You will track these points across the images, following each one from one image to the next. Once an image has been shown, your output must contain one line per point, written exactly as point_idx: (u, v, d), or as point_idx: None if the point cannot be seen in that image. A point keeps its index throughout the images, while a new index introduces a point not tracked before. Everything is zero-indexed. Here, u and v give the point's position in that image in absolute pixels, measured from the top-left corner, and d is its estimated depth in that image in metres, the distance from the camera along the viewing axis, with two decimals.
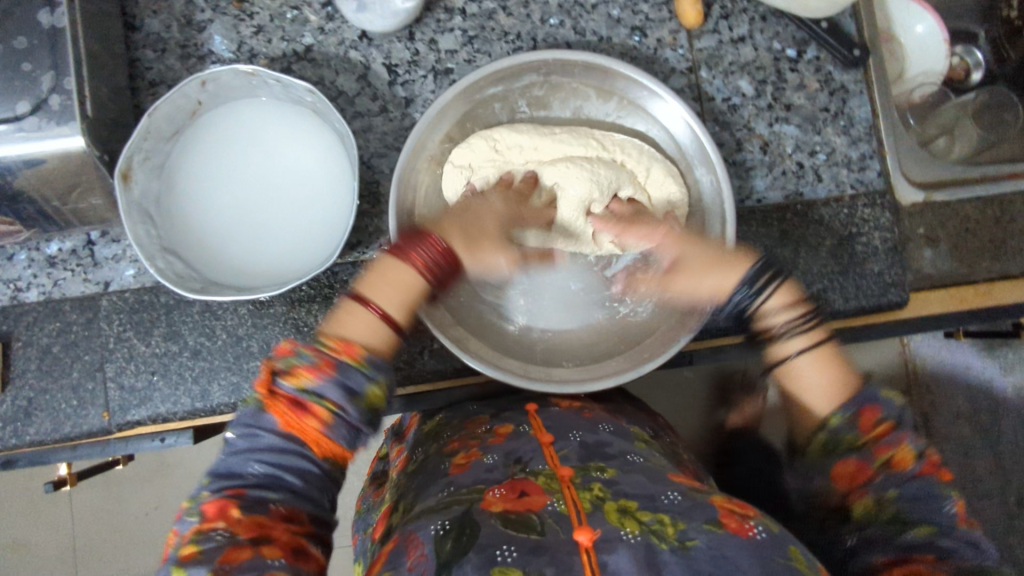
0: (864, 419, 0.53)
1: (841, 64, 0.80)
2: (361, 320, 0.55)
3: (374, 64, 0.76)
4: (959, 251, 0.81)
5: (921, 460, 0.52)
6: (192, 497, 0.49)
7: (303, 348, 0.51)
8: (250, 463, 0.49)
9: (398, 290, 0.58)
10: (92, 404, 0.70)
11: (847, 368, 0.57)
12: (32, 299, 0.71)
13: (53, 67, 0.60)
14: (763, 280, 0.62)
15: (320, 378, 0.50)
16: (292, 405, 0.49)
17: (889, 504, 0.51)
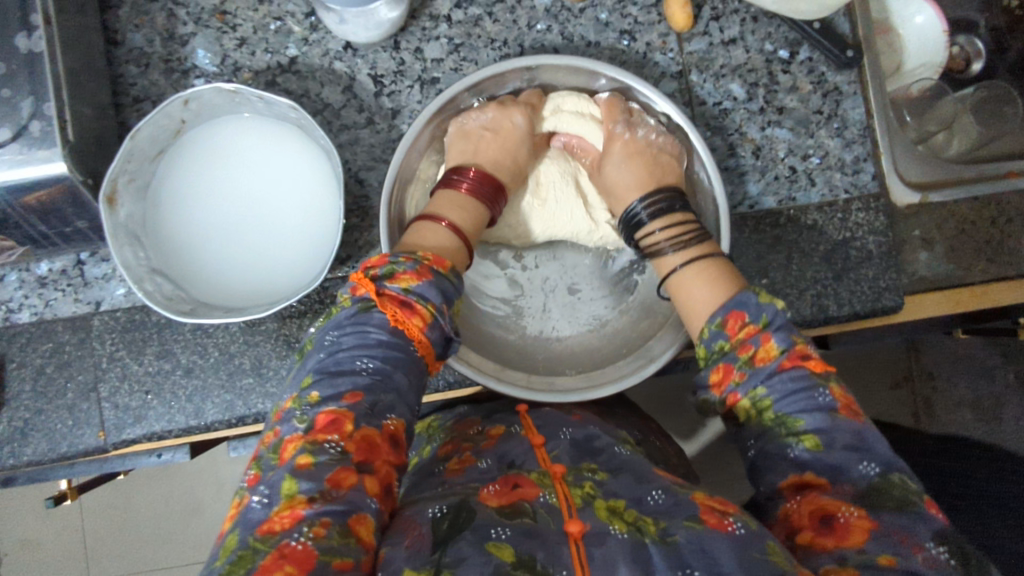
0: (730, 325, 0.58)
1: (834, 65, 0.79)
2: (435, 232, 0.62)
3: (360, 74, 0.75)
4: (955, 252, 0.80)
5: (786, 355, 0.55)
6: (299, 400, 0.49)
7: (400, 258, 0.56)
8: (362, 360, 0.51)
9: (458, 208, 0.65)
10: (87, 423, 0.70)
11: (727, 279, 0.62)
12: (24, 320, 0.71)
13: (32, 93, 0.59)
14: (652, 199, 0.68)
15: (422, 281, 0.55)
16: (399, 303, 0.53)
17: (766, 404, 0.54)
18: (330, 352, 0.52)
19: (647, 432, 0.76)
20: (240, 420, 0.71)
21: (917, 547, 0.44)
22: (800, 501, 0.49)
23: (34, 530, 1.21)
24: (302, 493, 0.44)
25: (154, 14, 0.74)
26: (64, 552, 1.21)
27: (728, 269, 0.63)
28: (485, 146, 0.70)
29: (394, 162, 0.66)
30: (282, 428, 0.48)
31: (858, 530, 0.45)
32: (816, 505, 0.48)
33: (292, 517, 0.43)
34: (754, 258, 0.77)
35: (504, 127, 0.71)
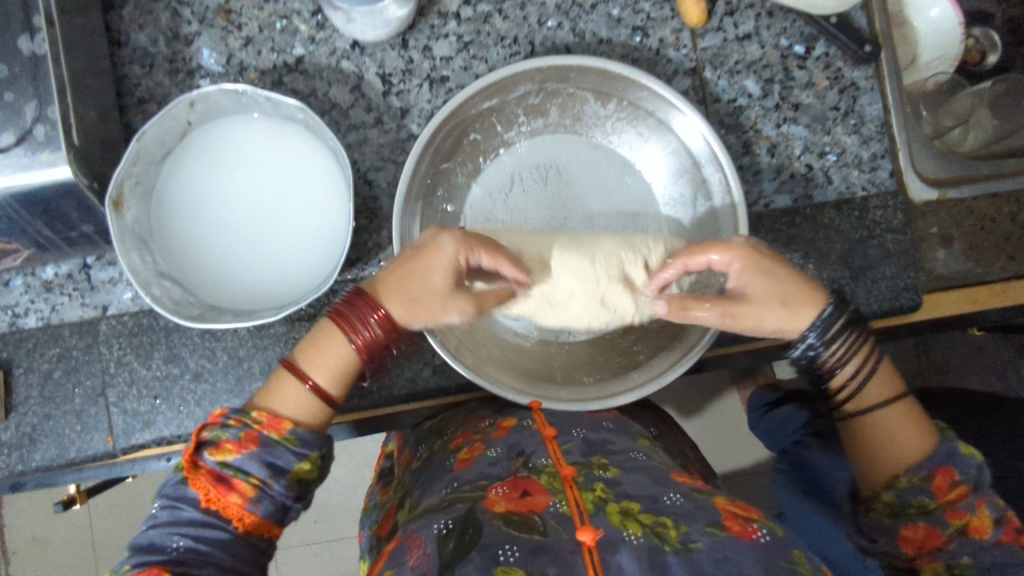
0: (939, 482, 0.57)
1: (852, 60, 0.77)
2: (296, 393, 0.57)
3: (368, 74, 0.74)
4: (973, 250, 0.79)
5: (1000, 527, 0.56)
6: (115, 573, 0.49)
7: (229, 421, 0.54)
8: (174, 537, 0.50)
9: (331, 358, 0.58)
10: (96, 429, 0.69)
11: (914, 423, 0.60)
12: (30, 325, 0.70)
13: (36, 96, 0.58)
14: (835, 329, 0.61)
15: (244, 453, 0.52)
16: (214, 481, 0.51)
17: (965, 571, 0.56)
18: (147, 526, 0.52)
19: (662, 425, 0.77)
20: None
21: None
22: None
23: (44, 529, 1.21)
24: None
25: (158, 14, 0.73)
26: (73, 552, 1.20)
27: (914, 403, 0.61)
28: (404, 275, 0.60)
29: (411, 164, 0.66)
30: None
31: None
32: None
33: None
34: None
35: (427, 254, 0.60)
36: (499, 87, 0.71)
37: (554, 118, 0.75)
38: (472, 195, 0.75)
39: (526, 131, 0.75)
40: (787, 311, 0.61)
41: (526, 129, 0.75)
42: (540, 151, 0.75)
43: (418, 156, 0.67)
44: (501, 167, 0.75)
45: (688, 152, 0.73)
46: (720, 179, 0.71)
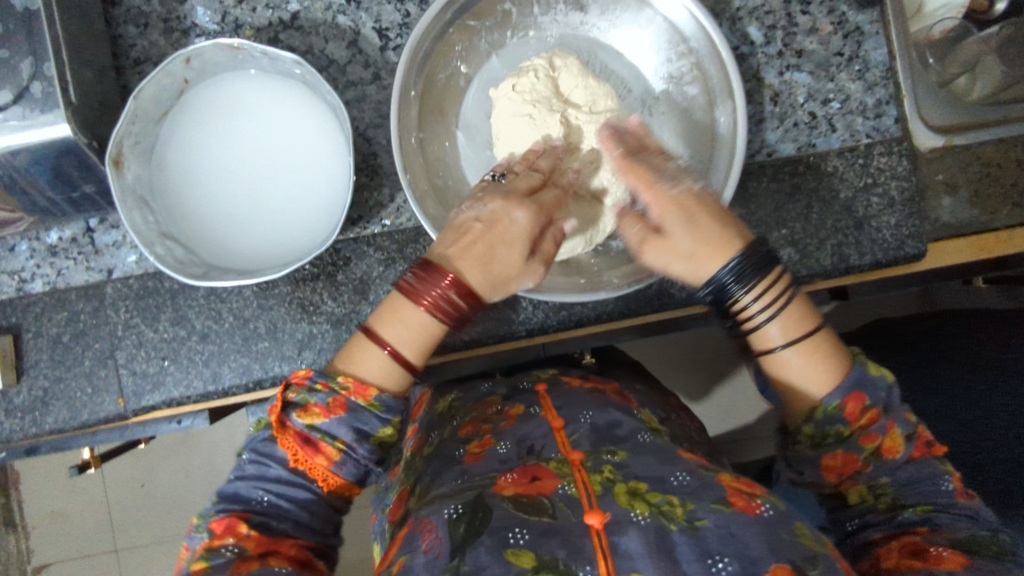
0: (851, 409, 0.58)
1: (856, 4, 0.76)
2: (375, 357, 0.58)
3: (365, 28, 0.73)
4: (980, 197, 0.78)
5: (910, 445, 0.58)
6: (202, 516, 0.56)
7: (318, 385, 0.56)
8: (258, 491, 0.56)
9: (413, 332, 0.59)
10: (107, 391, 0.70)
11: (829, 360, 0.59)
12: (37, 290, 0.71)
13: (32, 54, 0.57)
14: (754, 273, 0.59)
15: (330, 417, 0.56)
16: (302, 442, 0.55)
17: (885, 490, 0.57)
18: (235, 477, 0.57)
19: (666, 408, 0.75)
20: (258, 384, 0.71)
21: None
22: (892, 544, 0.54)
23: (60, 501, 1.23)
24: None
25: None
26: (90, 518, 1.23)
27: (824, 336, 0.60)
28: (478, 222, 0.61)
29: (418, 25, 0.65)
30: (190, 542, 0.55)
31: (950, 561, 0.50)
32: (911, 545, 0.53)
33: None
34: (772, 208, 0.75)
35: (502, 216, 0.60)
36: None
37: (593, 16, 0.75)
38: (491, 65, 0.75)
39: (562, 20, 0.75)
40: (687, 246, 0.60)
41: (563, 17, 0.75)
42: (572, 44, 0.75)
43: (417, 39, 0.66)
44: (526, 47, 0.75)
45: (676, 29, 0.71)
46: (718, 70, 0.69)
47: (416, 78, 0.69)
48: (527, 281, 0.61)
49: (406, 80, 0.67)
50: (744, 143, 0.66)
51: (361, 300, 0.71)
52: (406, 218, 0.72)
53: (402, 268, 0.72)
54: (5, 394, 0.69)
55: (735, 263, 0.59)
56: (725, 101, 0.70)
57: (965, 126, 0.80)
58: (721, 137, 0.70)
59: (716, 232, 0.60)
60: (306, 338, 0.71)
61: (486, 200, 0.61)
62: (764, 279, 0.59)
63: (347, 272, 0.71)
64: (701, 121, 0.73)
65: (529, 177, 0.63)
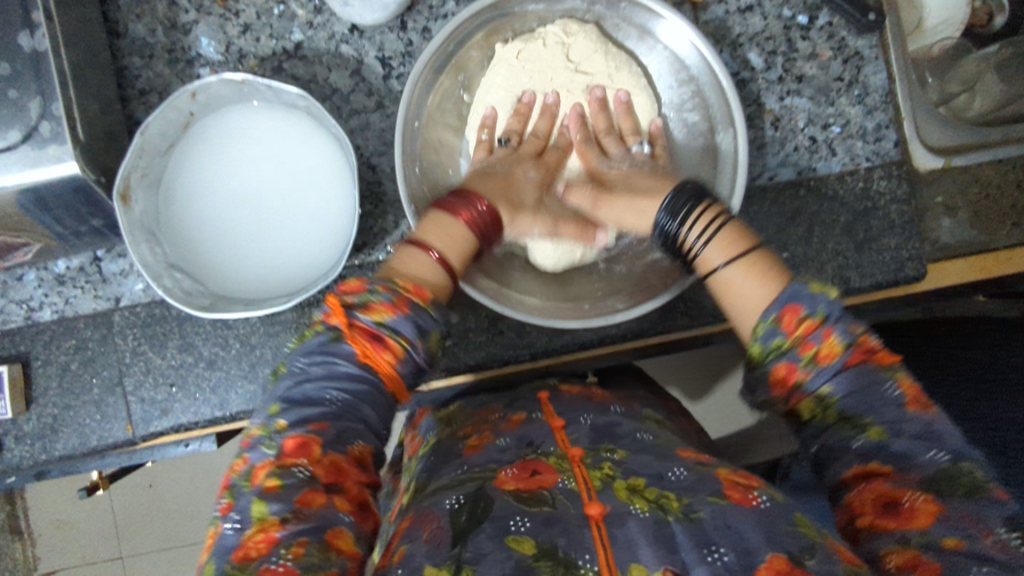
0: (787, 320, 0.52)
1: (855, 29, 0.77)
2: (423, 263, 0.57)
3: (367, 57, 0.74)
4: (979, 218, 0.78)
5: (849, 350, 0.51)
6: (265, 426, 0.49)
7: (376, 286, 0.53)
8: (330, 392, 0.50)
9: (453, 238, 0.59)
10: (116, 418, 0.71)
11: (771, 274, 0.55)
12: (46, 318, 0.72)
13: (40, 93, 0.58)
14: (684, 207, 0.59)
15: (397, 314, 0.52)
16: (369, 337, 0.51)
17: (831, 401, 0.51)
18: (297, 379, 0.51)
19: (671, 413, 0.75)
20: None
21: (987, 531, 0.43)
22: (862, 485, 0.47)
23: (69, 508, 1.24)
24: (274, 515, 0.44)
25: (155, 3, 0.73)
26: (97, 525, 1.24)
27: (764, 255, 0.57)
28: (489, 184, 0.64)
29: (418, 66, 0.66)
30: (251, 454, 0.48)
31: (923, 514, 0.44)
32: (880, 491, 0.46)
33: (265, 540, 0.43)
34: (773, 232, 0.76)
35: (515, 177, 0.66)
36: None
37: None
38: None
39: None
40: (637, 198, 0.63)
41: None
42: None
43: (420, 72, 0.66)
44: None
45: (678, 59, 0.72)
46: (719, 98, 0.70)
47: (419, 109, 0.69)
48: (538, 228, 0.65)
49: (410, 115, 0.67)
50: (745, 173, 0.66)
51: None
52: None
53: None
54: (15, 421, 0.70)
55: (671, 198, 0.60)
56: (726, 128, 0.70)
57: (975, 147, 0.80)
58: (722, 163, 0.70)
59: (651, 183, 0.64)
60: None
61: (494, 163, 0.67)
62: (697, 210, 0.59)
63: None
64: (705, 148, 0.73)
65: (533, 142, 0.70)
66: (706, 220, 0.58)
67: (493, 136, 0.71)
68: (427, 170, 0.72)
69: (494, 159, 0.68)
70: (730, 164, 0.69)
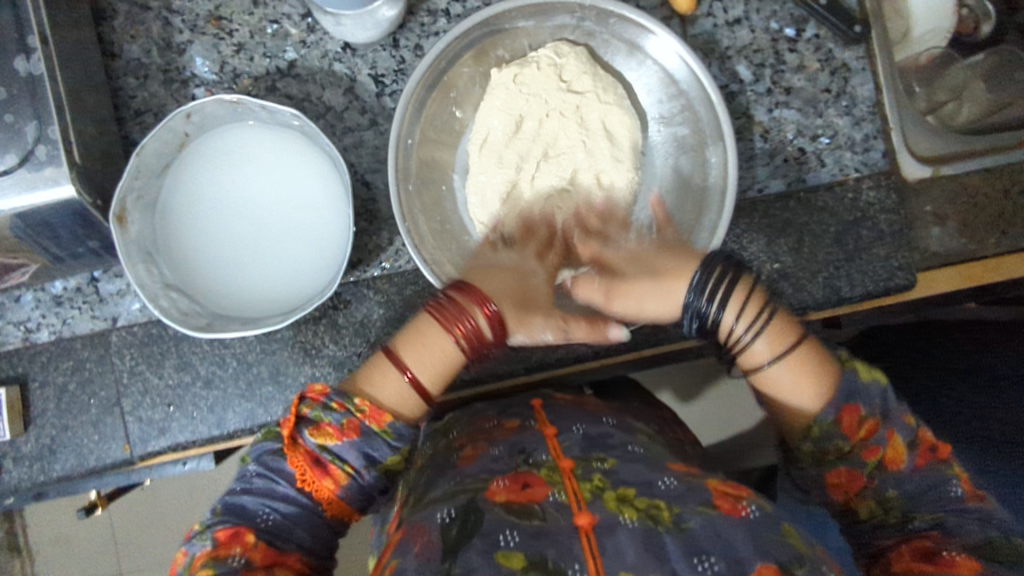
0: (848, 422, 0.59)
1: (842, 41, 0.78)
2: (394, 385, 0.60)
3: (360, 75, 0.74)
4: (967, 227, 0.79)
5: (914, 451, 0.58)
6: (204, 523, 0.55)
7: (333, 401, 0.58)
8: (265, 509, 0.55)
9: (434, 356, 0.62)
10: (113, 438, 0.71)
11: (818, 372, 0.61)
12: (43, 339, 0.72)
13: (35, 118, 0.59)
14: (710, 285, 0.62)
15: (343, 440, 0.57)
16: (313, 463, 0.56)
17: (893, 504, 0.57)
18: (240, 490, 0.57)
19: (665, 424, 0.75)
20: (263, 428, 0.72)
21: None
22: (902, 547, 0.54)
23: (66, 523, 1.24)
24: None
25: (149, 24, 0.73)
26: (95, 539, 1.24)
27: (814, 351, 0.61)
28: (496, 283, 0.65)
29: (409, 85, 0.67)
30: (188, 548, 0.54)
31: (964, 568, 0.50)
32: (920, 548, 0.53)
33: None
34: (764, 243, 0.77)
35: (525, 275, 0.68)
36: (537, 9, 0.71)
37: None
38: None
39: None
40: (661, 279, 0.65)
41: None
42: None
43: (413, 87, 0.68)
44: None
45: (668, 74, 0.73)
46: (708, 113, 0.71)
47: (412, 128, 0.71)
48: (549, 331, 0.65)
49: (402, 133, 0.69)
50: (733, 189, 0.67)
51: (362, 343, 0.72)
52: (405, 261, 0.74)
53: (402, 312, 0.73)
54: (13, 442, 0.71)
55: (696, 277, 0.63)
56: (716, 142, 0.71)
57: (970, 155, 0.81)
58: (713, 175, 0.72)
59: (673, 264, 0.65)
60: (309, 381, 0.72)
61: (502, 257, 0.69)
62: (728, 293, 0.61)
63: (347, 314, 0.72)
64: (695, 164, 0.74)
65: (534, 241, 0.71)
66: (750, 313, 0.62)
67: (501, 235, 0.72)
68: (422, 187, 0.74)
69: (503, 257, 0.69)
70: (722, 183, 0.70)
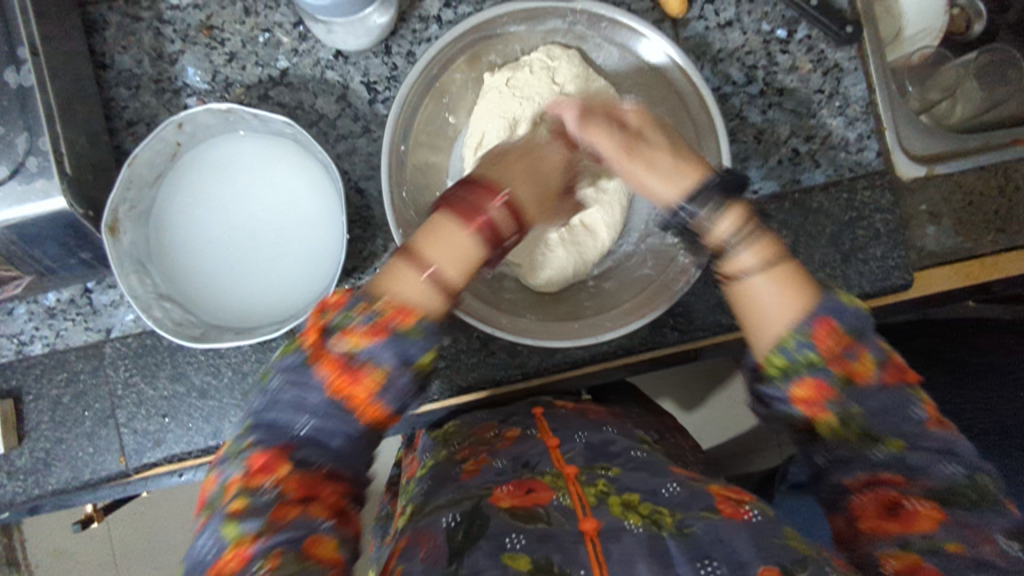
0: (820, 333, 0.50)
1: (833, 42, 0.78)
2: (415, 281, 0.51)
3: (352, 82, 0.74)
4: (963, 225, 0.79)
5: (883, 368, 0.51)
6: (234, 443, 0.48)
7: (354, 307, 0.49)
8: (299, 416, 0.48)
9: (459, 248, 0.53)
10: (108, 450, 0.71)
11: (802, 286, 0.53)
12: (37, 352, 0.72)
13: (26, 129, 0.59)
14: (699, 194, 0.57)
15: (372, 341, 0.48)
16: (341, 368, 0.48)
17: (854, 419, 0.50)
18: (268, 400, 0.49)
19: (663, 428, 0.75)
20: None
21: (987, 538, 0.45)
22: (866, 494, 0.49)
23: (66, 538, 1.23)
24: (246, 533, 0.44)
25: (141, 34, 0.73)
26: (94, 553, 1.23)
27: (796, 265, 0.55)
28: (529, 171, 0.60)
29: (402, 90, 0.67)
30: (218, 471, 0.47)
31: (925, 518, 0.47)
32: (885, 497, 0.48)
33: (237, 559, 0.43)
34: None
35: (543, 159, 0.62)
36: (529, 14, 0.71)
37: None
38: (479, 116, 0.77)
39: None
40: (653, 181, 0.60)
41: None
42: None
43: (406, 93, 0.67)
44: None
45: (660, 76, 0.73)
46: (700, 114, 0.70)
47: (404, 134, 0.70)
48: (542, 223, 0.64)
49: (397, 141, 0.68)
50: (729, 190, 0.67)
51: None
52: None
53: None
54: (6, 456, 0.70)
55: (698, 185, 0.58)
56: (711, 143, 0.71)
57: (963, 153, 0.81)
58: None
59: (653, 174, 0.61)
60: None
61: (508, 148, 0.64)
62: (726, 212, 0.56)
63: None
64: None
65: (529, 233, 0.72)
66: (742, 225, 0.55)
67: None
68: (417, 194, 0.73)
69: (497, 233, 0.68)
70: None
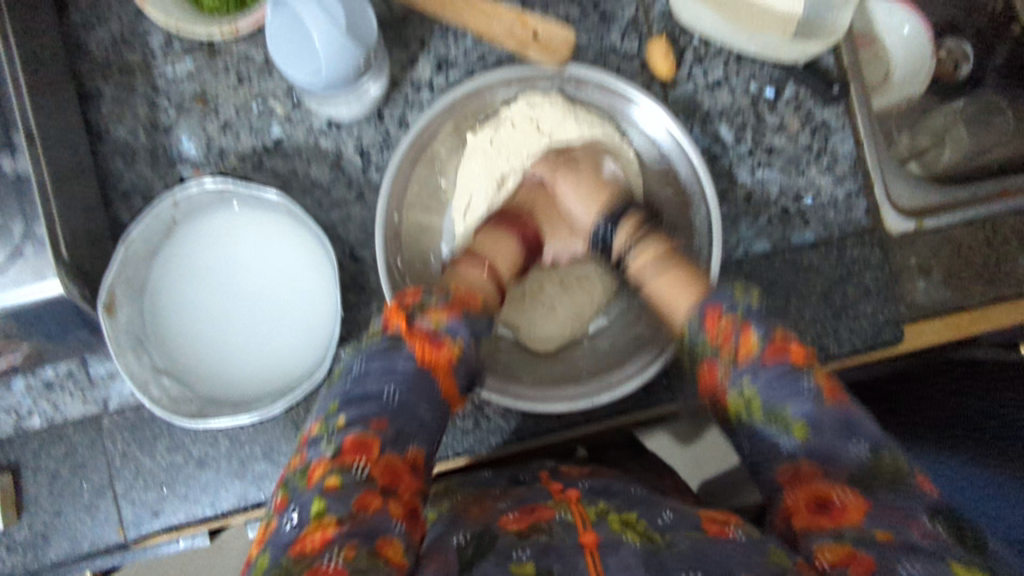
0: (708, 320, 0.62)
1: (820, 100, 0.79)
2: (478, 276, 0.67)
3: (346, 149, 0.75)
4: (953, 278, 0.80)
5: (764, 345, 0.59)
6: (325, 428, 0.54)
7: (430, 295, 0.62)
8: (386, 388, 0.56)
9: (506, 251, 0.70)
10: (107, 522, 0.71)
11: (695, 275, 0.66)
12: (35, 425, 0.72)
13: (22, 216, 0.59)
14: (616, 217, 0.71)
15: (451, 317, 0.61)
16: (429, 338, 0.59)
17: (752, 398, 0.59)
18: (355, 381, 0.57)
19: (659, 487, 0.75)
20: (256, 506, 0.72)
21: (912, 520, 0.48)
22: (796, 491, 0.54)
23: None
24: (331, 511, 0.48)
25: (136, 105, 0.74)
26: None
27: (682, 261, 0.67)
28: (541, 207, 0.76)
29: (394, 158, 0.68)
30: (308, 452, 0.53)
31: (853, 511, 0.50)
32: (814, 493, 0.52)
33: (321, 536, 0.46)
34: None
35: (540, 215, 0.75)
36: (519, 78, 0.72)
37: None
38: None
39: None
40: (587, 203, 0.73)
41: None
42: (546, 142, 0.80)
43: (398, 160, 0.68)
44: None
45: (651, 140, 0.74)
46: (689, 174, 0.72)
47: (397, 200, 0.71)
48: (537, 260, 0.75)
49: (389, 209, 0.69)
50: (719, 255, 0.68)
51: None
52: None
53: None
54: (6, 531, 0.70)
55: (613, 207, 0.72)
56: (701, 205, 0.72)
57: (954, 205, 0.81)
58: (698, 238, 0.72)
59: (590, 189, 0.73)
60: None
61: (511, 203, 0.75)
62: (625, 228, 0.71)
63: None
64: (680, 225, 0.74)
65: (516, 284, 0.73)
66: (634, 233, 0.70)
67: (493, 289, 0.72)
68: (410, 257, 0.74)
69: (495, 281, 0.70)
70: (710, 249, 0.71)
